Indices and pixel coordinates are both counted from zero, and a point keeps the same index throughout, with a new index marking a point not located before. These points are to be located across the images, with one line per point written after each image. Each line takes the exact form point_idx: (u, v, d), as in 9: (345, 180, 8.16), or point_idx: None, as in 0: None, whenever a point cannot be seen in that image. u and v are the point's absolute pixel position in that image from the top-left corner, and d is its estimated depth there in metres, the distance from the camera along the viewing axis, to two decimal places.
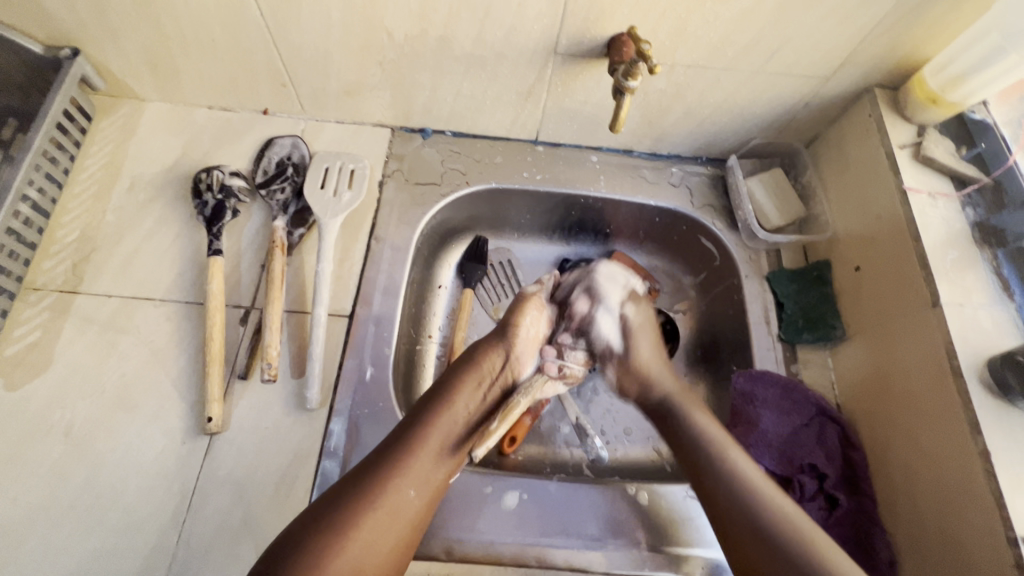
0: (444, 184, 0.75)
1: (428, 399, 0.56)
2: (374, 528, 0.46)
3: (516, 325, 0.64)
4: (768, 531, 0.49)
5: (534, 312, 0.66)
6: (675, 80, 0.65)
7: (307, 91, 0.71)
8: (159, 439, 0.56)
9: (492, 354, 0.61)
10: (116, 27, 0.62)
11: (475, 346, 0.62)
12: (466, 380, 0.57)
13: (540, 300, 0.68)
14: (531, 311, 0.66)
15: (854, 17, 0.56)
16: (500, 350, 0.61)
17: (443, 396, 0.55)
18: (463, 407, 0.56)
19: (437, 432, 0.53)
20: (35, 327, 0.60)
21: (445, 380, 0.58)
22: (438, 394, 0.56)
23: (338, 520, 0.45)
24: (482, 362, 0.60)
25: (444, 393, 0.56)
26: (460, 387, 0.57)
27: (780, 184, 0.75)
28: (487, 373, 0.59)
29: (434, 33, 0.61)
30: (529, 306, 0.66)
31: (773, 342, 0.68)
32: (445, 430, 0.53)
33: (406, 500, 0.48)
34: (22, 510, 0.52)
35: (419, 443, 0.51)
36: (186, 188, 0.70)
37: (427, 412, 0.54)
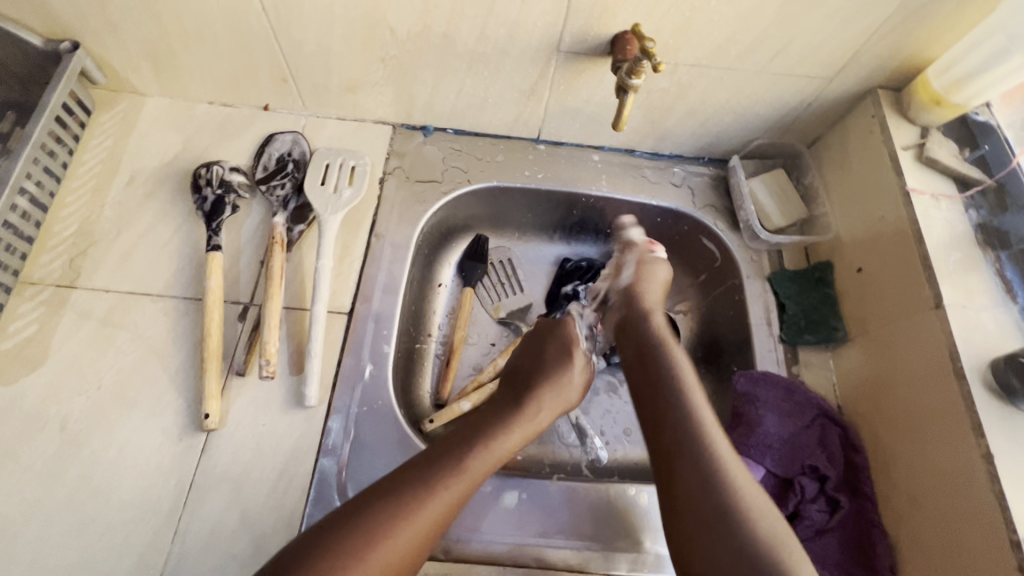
0: (445, 183, 0.74)
1: (484, 424, 0.56)
2: (403, 549, 0.45)
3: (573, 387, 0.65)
4: (715, 485, 0.49)
5: (583, 370, 0.67)
6: (678, 79, 0.65)
7: (309, 87, 0.71)
8: (155, 435, 0.56)
9: (548, 401, 0.62)
10: (118, 21, 0.62)
11: (536, 381, 0.63)
12: (521, 419, 0.58)
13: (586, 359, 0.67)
14: (579, 368, 0.66)
15: (858, 19, 0.56)
16: (554, 394, 0.63)
17: (497, 427, 0.56)
18: (510, 446, 0.56)
19: (481, 466, 0.52)
20: (31, 321, 0.60)
21: (506, 407, 0.59)
22: (492, 427, 0.56)
23: (371, 526, 0.45)
24: (538, 408, 0.61)
25: (496, 425, 0.57)
26: (512, 424, 0.58)
27: (782, 185, 0.74)
28: (540, 413, 0.61)
29: (436, 30, 0.61)
30: (579, 362, 0.66)
31: (775, 343, 0.68)
32: (491, 463, 0.53)
33: (437, 526, 0.48)
34: (16, 504, 0.52)
35: (460, 472, 0.50)
36: (185, 183, 0.69)
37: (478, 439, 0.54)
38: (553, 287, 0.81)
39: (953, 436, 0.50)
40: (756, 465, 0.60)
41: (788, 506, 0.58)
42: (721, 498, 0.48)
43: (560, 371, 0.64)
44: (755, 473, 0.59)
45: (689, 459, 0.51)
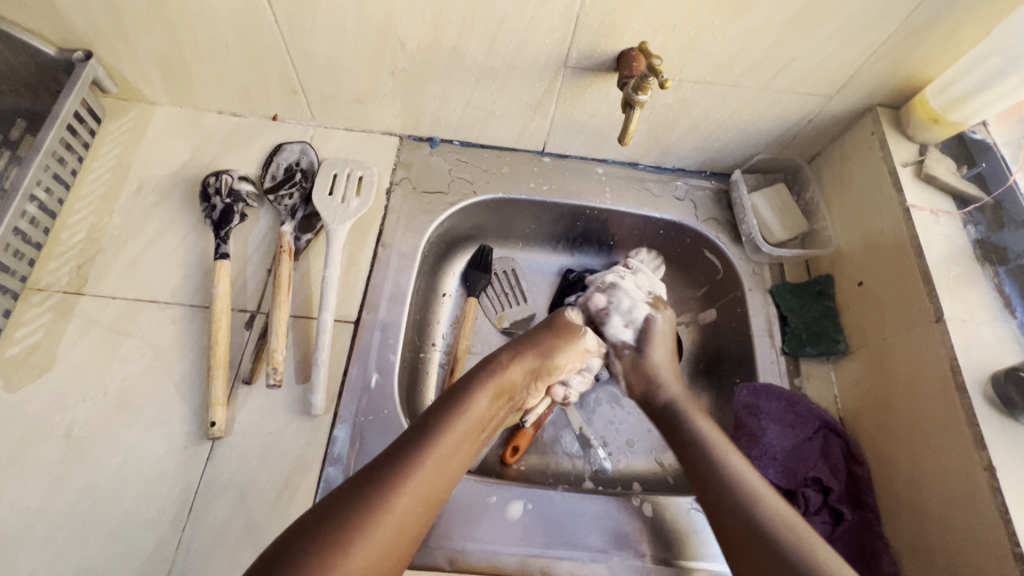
0: (451, 194, 0.75)
1: (445, 402, 0.55)
2: (379, 543, 0.44)
3: (556, 359, 0.63)
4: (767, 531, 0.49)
5: (574, 353, 0.65)
6: (683, 95, 0.66)
7: (318, 98, 0.72)
8: (160, 443, 0.55)
9: (521, 364, 0.61)
10: (133, 31, 0.63)
11: (499, 357, 0.61)
12: (488, 386, 0.57)
13: (586, 348, 0.66)
14: (570, 353, 0.64)
15: (858, 39, 0.57)
16: (524, 368, 0.61)
17: (459, 405, 0.54)
18: (479, 413, 0.55)
19: (453, 438, 0.52)
20: (37, 328, 0.60)
21: (466, 384, 0.57)
22: (456, 397, 0.55)
23: (340, 522, 0.44)
24: (505, 370, 0.59)
25: (464, 395, 0.56)
26: (481, 391, 0.57)
27: (783, 198, 0.75)
28: (508, 389, 0.59)
29: (446, 45, 0.62)
30: (572, 348, 0.65)
31: (777, 355, 0.68)
32: (460, 433, 0.53)
33: (409, 514, 0.47)
34: (19, 512, 0.51)
35: (432, 449, 0.50)
36: (194, 192, 0.70)
37: (444, 419, 0.53)
38: (556, 298, 0.82)
39: (952, 445, 0.51)
40: None
41: None
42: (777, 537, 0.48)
43: (529, 340, 0.63)
44: None
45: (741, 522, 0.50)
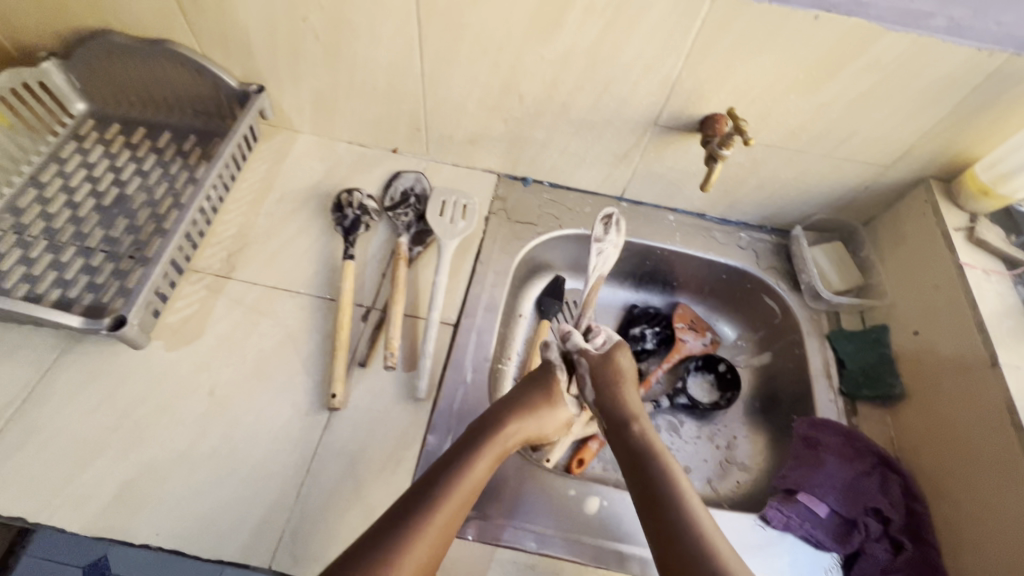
0: (540, 225, 0.85)
1: (444, 465, 0.57)
2: None
3: (541, 425, 0.65)
4: (687, 542, 0.54)
5: (557, 416, 0.67)
6: (754, 156, 0.76)
7: (436, 136, 0.85)
8: (286, 408, 0.64)
9: (524, 430, 0.63)
10: (303, 71, 0.78)
11: (501, 417, 0.62)
12: (492, 444, 0.59)
13: (564, 413, 0.68)
14: (553, 417, 0.67)
15: (913, 119, 0.67)
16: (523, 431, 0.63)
17: (462, 469, 0.56)
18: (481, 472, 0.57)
19: (456, 503, 0.54)
20: (193, 301, 0.71)
21: (467, 446, 0.59)
22: (460, 462, 0.57)
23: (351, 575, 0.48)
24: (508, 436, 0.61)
25: (467, 458, 0.58)
26: (483, 454, 0.58)
27: (841, 255, 0.83)
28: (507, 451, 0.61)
29: (558, 99, 0.74)
30: (555, 412, 0.67)
31: (834, 395, 0.74)
32: (459, 501, 0.55)
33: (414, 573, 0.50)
34: (167, 452, 0.60)
35: (436, 517, 0.52)
36: (325, 204, 0.82)
37: (444, 485, 0.55)
38: (622, 329, 0.90)
39: (1015, 501, 0.54)
40: (819, 502, 0.64)
41: (852, 545, 0.61)
42: (694, 543, 0.54)
43: (531, 407, 0.65)
44: (819, 510, 0.63)
45: (666, 529, 0.55)
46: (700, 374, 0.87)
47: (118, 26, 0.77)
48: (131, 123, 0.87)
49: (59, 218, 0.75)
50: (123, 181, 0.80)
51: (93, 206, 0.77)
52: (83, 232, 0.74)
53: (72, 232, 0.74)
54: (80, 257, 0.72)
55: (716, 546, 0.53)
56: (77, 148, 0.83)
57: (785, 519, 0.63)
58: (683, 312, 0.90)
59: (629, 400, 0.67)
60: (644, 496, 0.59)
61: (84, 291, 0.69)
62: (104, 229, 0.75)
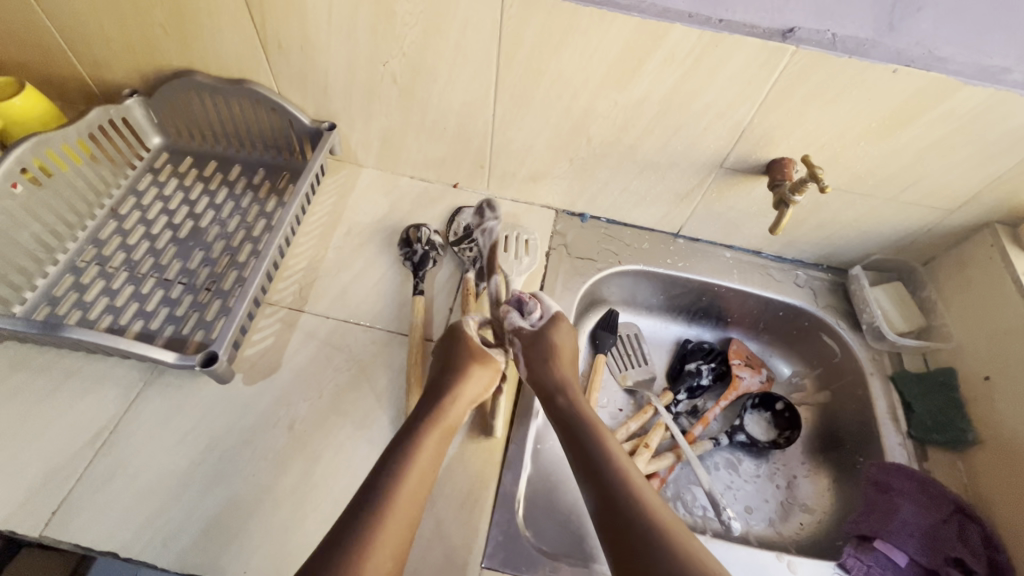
0: (599, 261, 0.87)
1: (390, 455, 0.56)
2: None
3: (470, 395, 0.64)
4: (636, 506, 0.53)
5: (483, 378, 0.65)
6: (817, 198, 0.78)
7: (499, 173, 0.87)
8: (365, 444, 0.65)
9: (455, 405, 0.62)
10: (375, 111, 0.81)
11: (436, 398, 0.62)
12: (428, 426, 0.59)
13: (494, 372, 0.67)
14: (481, 383, 0.65)
15: (983, 167, 0.68)
16: (457, 406, 0.62)
17: (406, 455, 0.56)
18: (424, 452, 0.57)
19: (405, 495, 0.53)
20: (270, 334, 0.72)
21: (408, 435, 0.58)
22: (402, 450, 0.57)
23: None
24: (444, 415, 0.61)
25: (409, 447, 0.57)
26: (422, 439, 0.58)
27: (901, 295, 0.83)
28: (446, 428, 0.60)
29: (625, 142, 0.76)
30: (480, 375, 0.65)
31: (902, 437, 0.74)
32: (411, 487, 0.54)
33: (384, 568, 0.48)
34: (251, 487, 0.60)
35: (388, 508, 0.51)
36: (391, 238, 0.84)
37: (394, 472, 0.54)
38: (677, 364, 0.90)
39: None
40: (898, 551, 0.64)
41: None
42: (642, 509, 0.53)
43: (457, 381, 0.63)
44: (898, 559, 0.64)
45: (613, 498, 0.55)
46: (757, 412, 0.86)
47: (201, 67, 0.80)
48: (204, 157, 0.90)
49: (138, 249, 0.78)
50: (198, 214, 0.83)
51: (170, 238, 0.79)
52: (161, 263, 0.76)
53: (151, 263, 0.76)
54: (159, 289, 0.74)
55: (661, 511, 0.53)
56: (154, 181, 0.86)
57: (864, 569, 0.63)
58: (738, 348, 0.90)
59: (560, 371, 0.67)
60: (587, 470, 0.58)
61: (165, 323, 0.71)
62: (181, 262, 0.77)
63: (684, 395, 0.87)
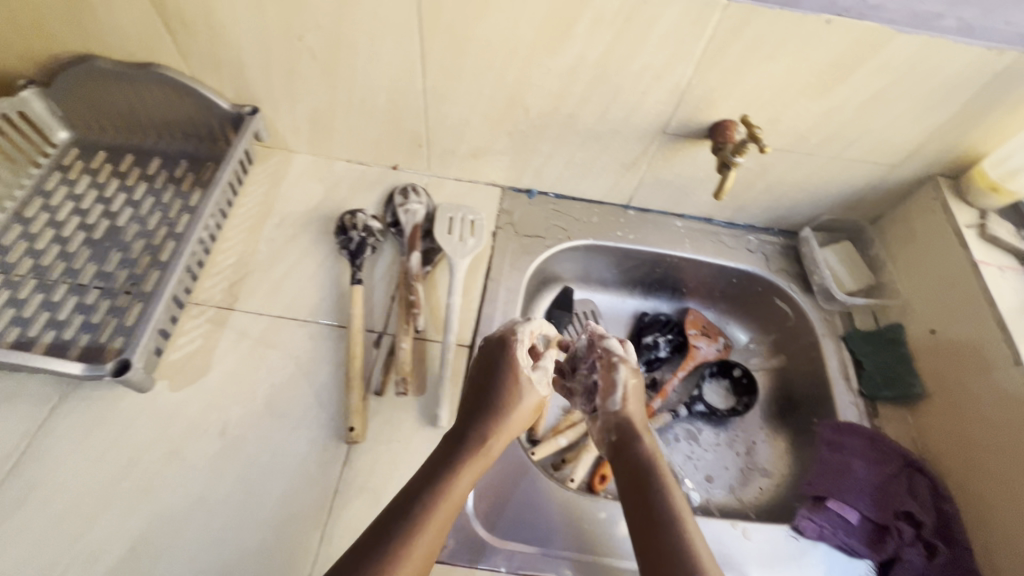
0: (548, 238, 0.84)
1: (422, 480, 0.51)
2: None
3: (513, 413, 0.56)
4: None
5: (533, 399, 0.57)
6: (763, 160, 0.76)
7: (438, 152, 0.83)
8: (303, 444, 0.61)
9: (500, 432, 0.55)
10: (298, 91, 0.76)
11: (478, 415, 0.56)
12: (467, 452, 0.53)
13: (535, 394, 0.57)
14: (529, 405, 0.57)
15: (922, 119, 0.67)
16: (500, 430, 0.55)
17: (438, 483, 0.50)
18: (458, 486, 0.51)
19: (433, 529, 0.48)
20: (197, 336, 0.68)
21: (446, 462, 0.52)
22: (440, 474, 0.51)
23: None
24: (484, 440, 0.54)
25: (448, 469, 0.52)
26: (461, 470, 0.52)
27: (850, 254, 0.83)
28: (489, 454, 0.54)
29: (564, 111, 0.73)
30: (527, 394, 0.57)
31: (854, 396, 0.74)
32: (437, 526, 0.48)
33: None
34: (180, 500, 0.57)
35: (411, 546, 0.46)
36: (328, 226, 0.80)
37: (422, 504, 0.48)
38: (635, 337, 0.89)
39: None
40: (849, 508, 0.64)
41: (886, 551, 0.61)
42: None
43: (499, 401, 0.56)
44: (849, 516, 0.63)
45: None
46: (715, 380, 0.86)
47: (100, 52, 0.73)
48: (118, 150, 0.83)
49: (48, 254, 0.72)
50: (114, 212, 0.77)
51: (82, 240, 0.73)
52: (74, 268, 0.71)
53: (62, 269, 0.71)
54: (72, 296, 0.68)
55: None
56: (62, 179, 0.79)
57: (817, 530, 0.63)
58: (695, 318, 0.89)
59: (626, 415, 0.58)
60: (643, 536, 0.50)
61: (79, 331, 0.66)
62: (97, 265, 0.71)
63: (642, 368, 0.86)
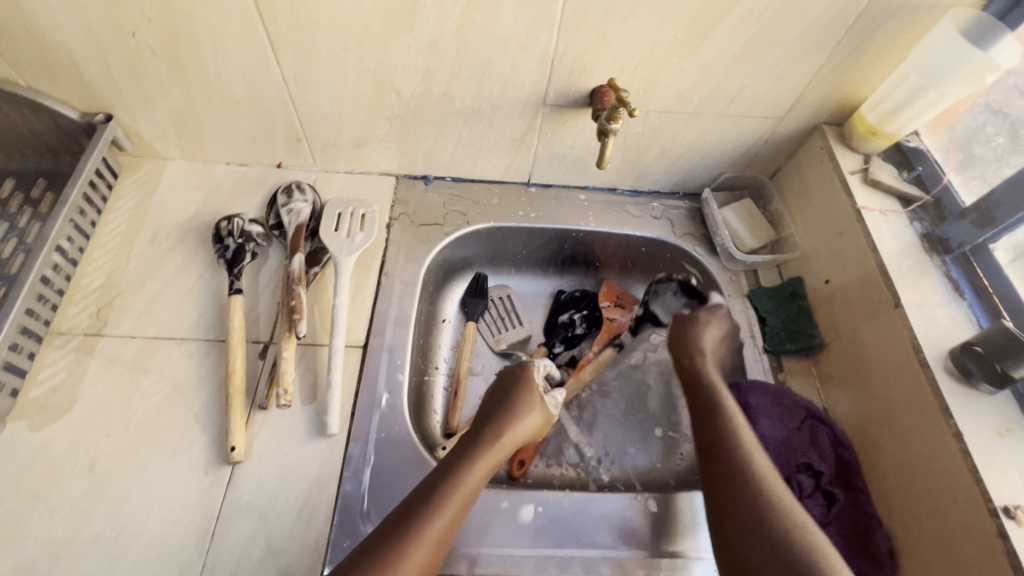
0: (447, 225, 0.81)
1: (442, 472, 0.56)
2: None
3: (525, 416, 0.65)
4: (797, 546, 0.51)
5: (537, 409, 0.66)
6: (651, 124, 0.74)
7: (320, 145, 0.78)
8: (182, 471, 0.58)
9: (510, 439, 0.63)
10: (151, 93, 0.70)
11: (489, 423, 0.63)
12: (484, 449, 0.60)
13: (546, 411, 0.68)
14: (531, 415, 0.66)
15: (796, 69, 0.66)
16: (510, 436, 0.63)
17: (455, 473, 0.56)
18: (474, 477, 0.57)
19: (449, 517, 0.53)
20: (59, 369, 0.63)
21: (460, 458, 0.58)
22: (457, 468, 0.57)
23: None
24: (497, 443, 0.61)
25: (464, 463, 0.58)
26: (478, 462, 0.59)
27: (751, 211, 0.82)
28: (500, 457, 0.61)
29: (437, 91, 0.69)
30: (535, 407, 0.66)
31: (760, 354, 0.73)
32: (456, 507, 0.54)
33: None
34: (44, 547, 0.53)
35: (431, 526, 0.52)
36: (206, 235, 0.75)
37: (441, 492, 0.54)
38: (550, 318, 0.87)
39: (927, 437, 0.55)
40: None
41: None
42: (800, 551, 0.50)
43: (511, 412, 0.65)
44: None
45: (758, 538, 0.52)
46: (663, 287, 0.81)
47: None
48: None
49: None
50: None
51: None
52: None
53: None
54: None
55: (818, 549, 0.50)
56: None
57: None
58: (608, 289, 0.87)
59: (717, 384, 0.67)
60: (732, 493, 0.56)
61: None
62: None
63: (560, 347, 0.84)
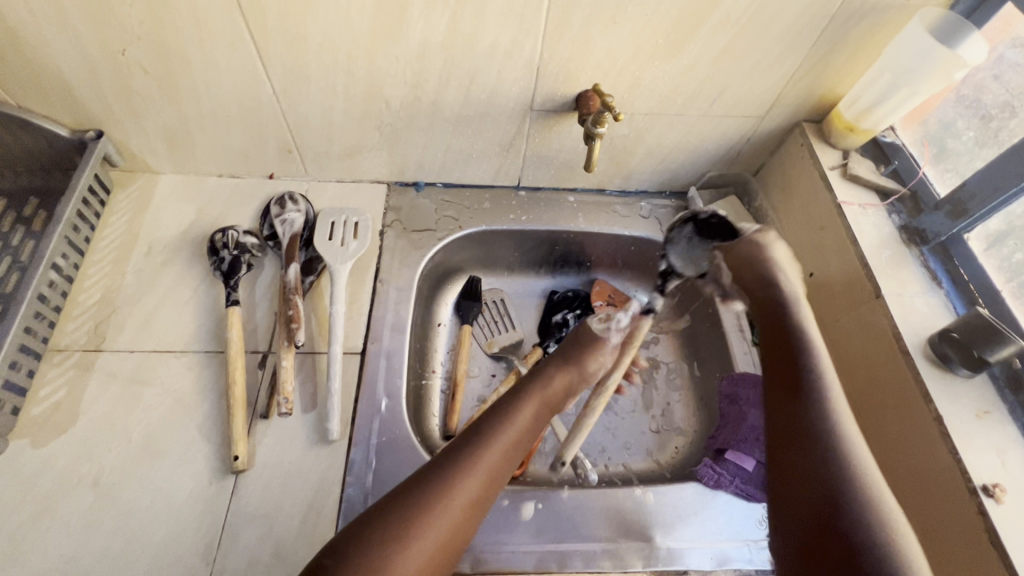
0: (439, 230, 0.82)
1: (492, 414, 0.56)
2: (425, 549, 0.46)
3: (587, 359, 0.63)
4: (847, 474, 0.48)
5: (605, 351, 0.64)
6: (636, 126, 0.76)
7: (311, 155, 0.79)
8: (186, 482, 0.59)
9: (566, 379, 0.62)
10: (142, 109, 0.70)
11: (544, 368, 0.62)
12: (534, 399, 0.59)
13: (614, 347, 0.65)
14: (601, 356, 0.64)
15: (775, 69, 0.68)
16: (566, 377, 0.62)
17: (502, 414, 0.56)
18: (522, 425, 0.56)
19: (496, 455, 0.53)
20: (59, 386, 0.63)
21: (511, 399, 0.58)
22: (505, 409, 0.57)
23: (385, 532, 0.46)
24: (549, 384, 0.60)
25: (513, 406, 0.57)
26: (529, 404, 0.58)
27: (736, 208, 0.85)
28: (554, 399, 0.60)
29: (426, 99, 0.70)
30: (603, 347, 0.64)
31: (749, 346, 0.77)
32: (504, 448, 0.54)
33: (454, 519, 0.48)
34: (51, 562, 0.53)
35: (478, 465, 0.51)
36: (201, 248, 0.75)
37: (488, 432, 0.54)
38: (544, 318, 0.88)
39: (910, 419, 0.57)
40: (746, 456, 0.68)
41: None
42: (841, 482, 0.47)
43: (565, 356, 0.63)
44: (747, 464, 0.67)
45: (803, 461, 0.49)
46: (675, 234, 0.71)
47: None
48: None
49: None
50: None
51: None
52: None
53: None
54: None
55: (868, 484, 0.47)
56: None
57: (716, 477, 0.65)
58: (600, 289, 0.89)
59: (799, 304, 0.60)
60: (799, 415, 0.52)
61: None
62: None
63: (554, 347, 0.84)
